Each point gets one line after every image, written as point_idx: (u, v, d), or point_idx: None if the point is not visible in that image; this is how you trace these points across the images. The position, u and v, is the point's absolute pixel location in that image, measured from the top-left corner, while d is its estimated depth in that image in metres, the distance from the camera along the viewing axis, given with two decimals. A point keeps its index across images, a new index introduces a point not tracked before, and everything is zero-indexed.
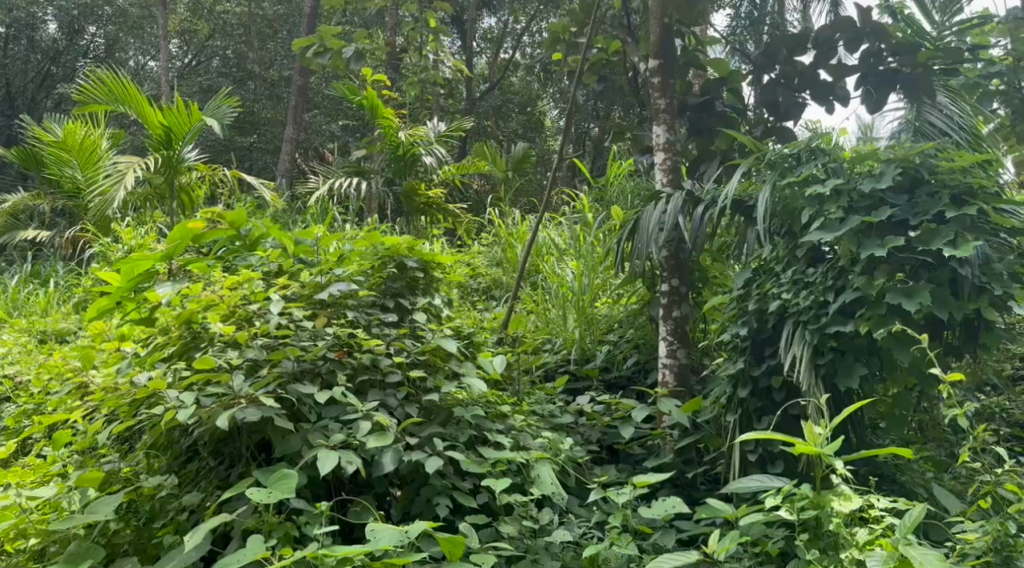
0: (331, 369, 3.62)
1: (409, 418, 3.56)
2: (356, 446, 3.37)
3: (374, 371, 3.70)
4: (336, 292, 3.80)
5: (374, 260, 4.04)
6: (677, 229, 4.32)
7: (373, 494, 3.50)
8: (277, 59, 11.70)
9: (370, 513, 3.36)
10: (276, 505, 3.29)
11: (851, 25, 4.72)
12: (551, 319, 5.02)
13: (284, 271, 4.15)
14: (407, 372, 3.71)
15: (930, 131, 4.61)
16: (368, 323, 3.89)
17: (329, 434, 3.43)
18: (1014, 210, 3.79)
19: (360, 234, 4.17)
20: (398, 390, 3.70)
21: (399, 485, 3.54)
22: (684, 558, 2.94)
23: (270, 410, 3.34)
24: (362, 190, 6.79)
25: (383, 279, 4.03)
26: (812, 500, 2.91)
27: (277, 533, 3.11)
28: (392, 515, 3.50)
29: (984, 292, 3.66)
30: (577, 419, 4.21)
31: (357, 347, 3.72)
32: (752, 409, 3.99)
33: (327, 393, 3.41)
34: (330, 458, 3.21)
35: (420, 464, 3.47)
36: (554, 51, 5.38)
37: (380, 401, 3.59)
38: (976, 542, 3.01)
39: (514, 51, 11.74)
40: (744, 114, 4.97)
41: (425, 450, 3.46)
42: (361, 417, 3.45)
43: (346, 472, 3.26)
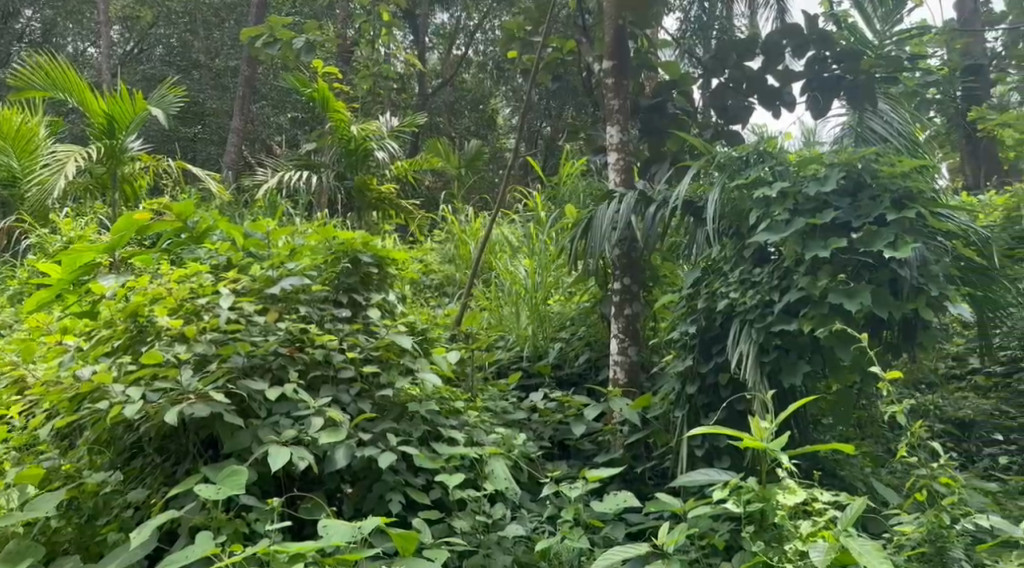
0: (282, 364, 3.60)
1: (361, 414, 3.56)
2: (308, 442, 3.37)
3: (326, 367, 3.67)
4: (288, 287, 3.79)
5: (327, 255, 4.01)
6: (629, 228, 4.38)
7: (324, 491, 3.48)
8: (223, 49, 11.49)
9: (321, 509, 3.35)
10: (226, 502, 3.26)
11: (798, 31, 4.84)
12: (504, 316, 5.03)
13: (234, 264, 4.11)
14: (359, 368, 3.70)
15: (870, 136, 4.67)
16: (321, 319, 3.87)
17: (280, 431, 3.40)
18: (950, 213, 3.89)
19: (312, 229, 4.15)
20: (351, 386, 3.68)
21: (350, 482, 3.52)
22: (634, 550, 2.99)
23: (220, 407, 3.30)
24: (313, 184, 6.72)
25: (336, 274, 3.99)
26: (758, 494, 3.01)
27: (226, 530, 3.09)
28: (342, 512, 3.49)
29: (922, 293, 3.75)
30: (530, 416, 4.24)
31: (309, 342, 3.70)
32: (699, 405, 4.07)
33: (277, 390, 3.39)
34: (281, 455, 3.19)
35: (372, 460, 3.47)
36: (508, 50, 5.40)
37: (333, 397, 3.58)
38: (911, 534, 3.11)
39: (467, 48, 11.59)
40: (694, 116, 5.01)
41: (378, 446, 3.46)
42: (313, 413, 3.44)
43: (297, 468, 3.26)
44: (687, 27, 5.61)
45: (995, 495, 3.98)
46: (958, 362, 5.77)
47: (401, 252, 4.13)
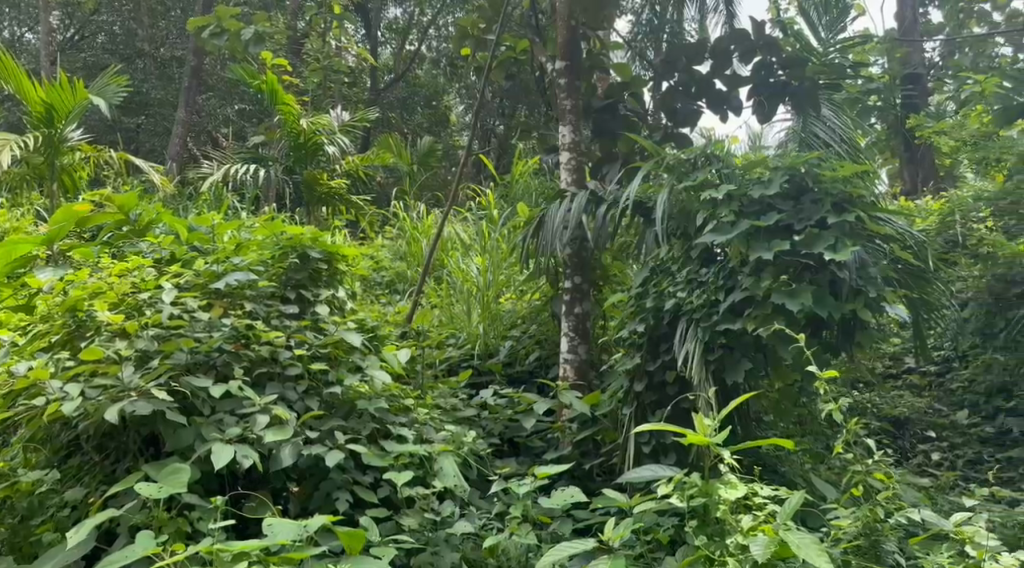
0: (226, 361, 3.56)
1: (308, 411, 3.53)
2: (253, 440, 3.34)
3: (272, 364, 3.64)
4: (233, 282, 3.75)
5: (274, 251, 3.99)
6: (580, 228, 4.42)
7: (269, 489, 3.45)
8: (169, 39, 11.00)
9: (265, 508, 3.33)
10: (168, 500, 3.21)
11: (746, 37, 4.93)
12: (455, 314, 5.02)
13: (177, 258, 4.06)
14: (307, 365, 3.67)
15: (813, 141, 4.81)
16: (267, 315, 3.82)
17: (225, 428, 3.36)
18: (887, 217, 4.00)
19: (259, 224, 4.13)
20: (298, 383, 3.64)
21: (296, 480, 3.51)
22: (579, 546, 3.01)
23: (162, 404, 3.26)
24: (261, 178, 6.60)
25: (284, 270, 3.97)
26: (701, 488, 3.03)
27: (168, 529, 3.05)
28: (288, 510, 3.47)
29: (860, 294, 3.84)
30: (480, 414, 4.25)
31: (255, 339, 3.66)
32: (647, 402, 4.11)
33: (222, 386, 3.35)
34: (225, 453, 3.16)
35: (318, 458, 3.45)
36: (461, 47, 5.40)
37: (279, 394, 3.54)
38: (848, 527, 3.18)
39: (420, 44, 11.45)
40: (644, 118, 5.06)
41: (326, 444, 3.44)
42: (259, 410, 3.40)
43: (241, 466, 3.23)
44: (637, 29, 5.45)
45: (928, 490, 4.10)
46: (893, 362, 6.13)
47: (351, 248, 4.12)
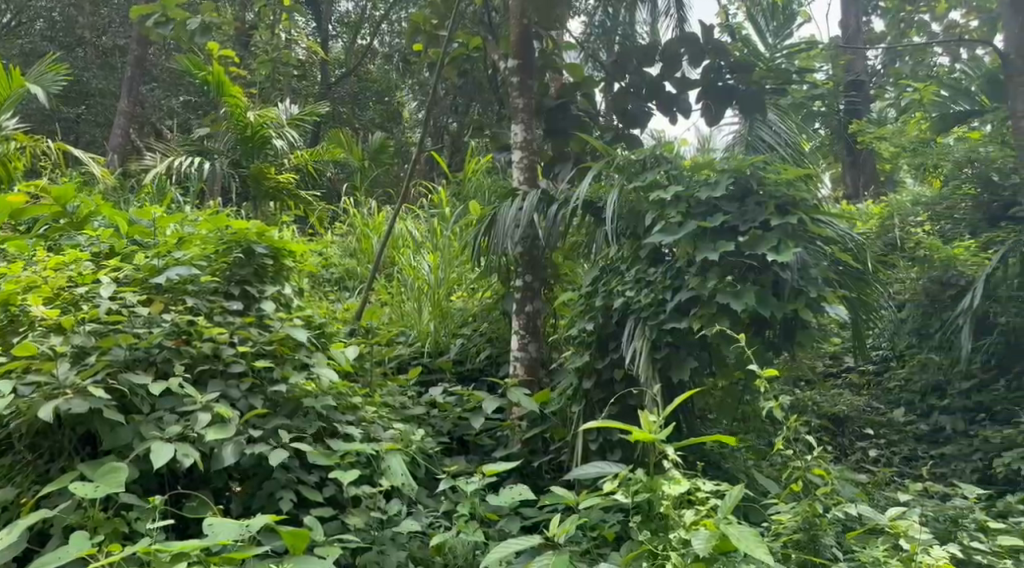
0: (167, 358, 3.50)
1: (251, 409, 3.49)
2: (194, 438, 3.29)
3: (215, 362, 3.59)
4: (174, 277, 3.70)
5: (218, 245, 3.94)
6: (531, 227, 4.44)
7: (211, 489, 3.40)
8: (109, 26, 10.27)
9: (206, 507, 3.28)
10: (104, 501, 3.16)
11: (695, 41, 5.01)
12: (405, 312, 4.99)
13: (116, 252, 4.00)
14: (251, 362, 3.63)
15: (760, 145, 4.90)
16: (209, 311, 3.77)
17: (164, 427, 3.31)
18: (828, 220, 4.08)
19: (203, 218, 4.08)
20: (242, 380, 3.60)
21: (239, 479, 3.47)
22: (524, 542, 3.03)
23: (99, 401, 3.19)
24: (206, 171, 6.46)
25: (227, 264, 3.92)
26: (646, 484, 3.09)
27: (104, 530, 2.99)
28: (230, 510, 3.42)
29: (801, 294, 3.90)
30: (429, 412, 4.25)
31: (197, 336, 3.61)
32: (595, 400, 4.15)
33: (163, 384, 3.31)
34: (165, 452, 3.12)
35: (262, 457, 3.42)
36: (414, 42, 5.36)
37: (222, 392, 3.50)
38: (788, 522, 3.25)
39: (372, 39, 11.25)
40: (596, 118, 5.10)
41: (269, 443, 3.41)
42: (200, 408, 3.36)
43: (182, 465, 3.19)
44: (591, 31, 5.39)
45: (866, 486, 4.18)
46: (833, 361, 6.27)
47: (298, 244, 4.08)
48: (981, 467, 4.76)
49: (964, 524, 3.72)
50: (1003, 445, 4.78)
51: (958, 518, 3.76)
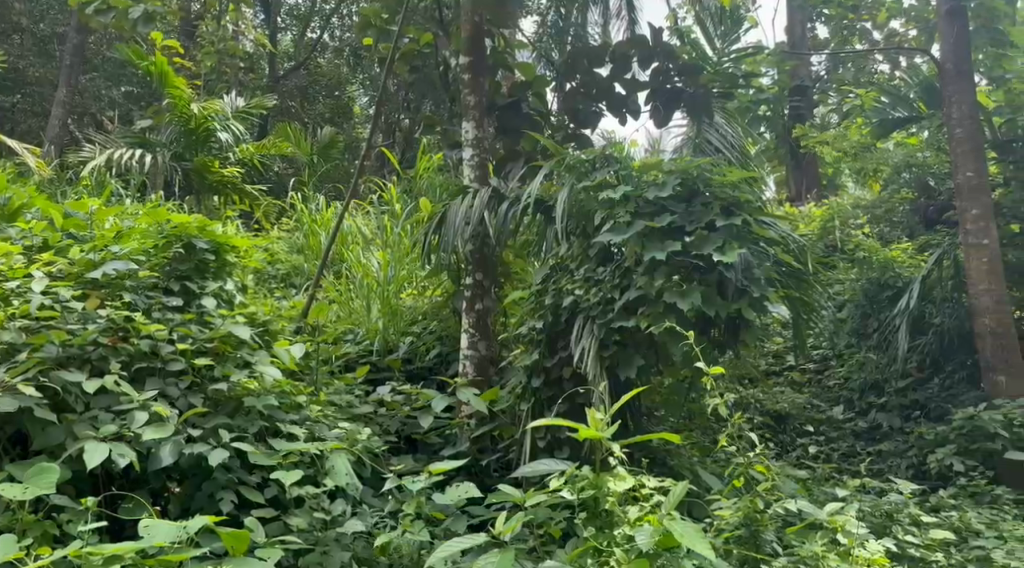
0: (103, 355, 3.44)
1: (191, 408, 3.44)
2: (130, 438, 3.23)
3: (153, 359, 3.54)
4: (111, 272, 3.66)
5: (158, 239, 3.88)
6: (481, 225, 4.46)
7: (149, 489, 3.36)
8: (47, 13, 9.47)
9: (142, 509, 3.24)
10: (36, 502, 3.09)
11: (644, 43, 5.02)
12: (354, 309, 4.95)
13: (50, 245, 3.93)
14: (191, 360, 3.57)
15: (706, 147, 5.11)
16: (148, 307, 3.73)
17: (99, 426, 3.25)
18: (771, 221, 4.15)
19: (143, 211, 4.03)
20: (181, 378, 3.54)
21: (178, 480, 3.42)
22: (469, 541, 3.01)
23: (30, 400, 3.13)
24: (147, 164, 6.31)
25: (167, 260, 3.88)
26: (591, 481, 3.10)
27: (33, 532, 2.93)
28: (168, 511, 3.38)
29: (745, 294, 3.96)
30: (377, 410, 4.23)
31: (134, 332, 3.55)
32: (543, 399, 4.16)
33: (97, 382, 3.24)
34: (99, 451, 3.06)
35: (202, 457, 3.37)
36: (364, 36, 5.31)
37: (160, 391, 3.44)
38: (731, 518, 3.30)
39: (322, 32, 10.90)
40: (548, 118, 5.11)
41: (209, 442, 3.37)
42: (137, 407, 3.30)
43: (117, 465, 3.13)
44: (542, 31, 5.51)
45: (807, 482, 4.26)
46: (776, 360, 6.37)
47: (241, 239, 4.02)
48: (915, 463, 4.88)
49: (899, 518, 3.83)
50: (935, 442, 4.86)
51: (893, 512, 3.86)
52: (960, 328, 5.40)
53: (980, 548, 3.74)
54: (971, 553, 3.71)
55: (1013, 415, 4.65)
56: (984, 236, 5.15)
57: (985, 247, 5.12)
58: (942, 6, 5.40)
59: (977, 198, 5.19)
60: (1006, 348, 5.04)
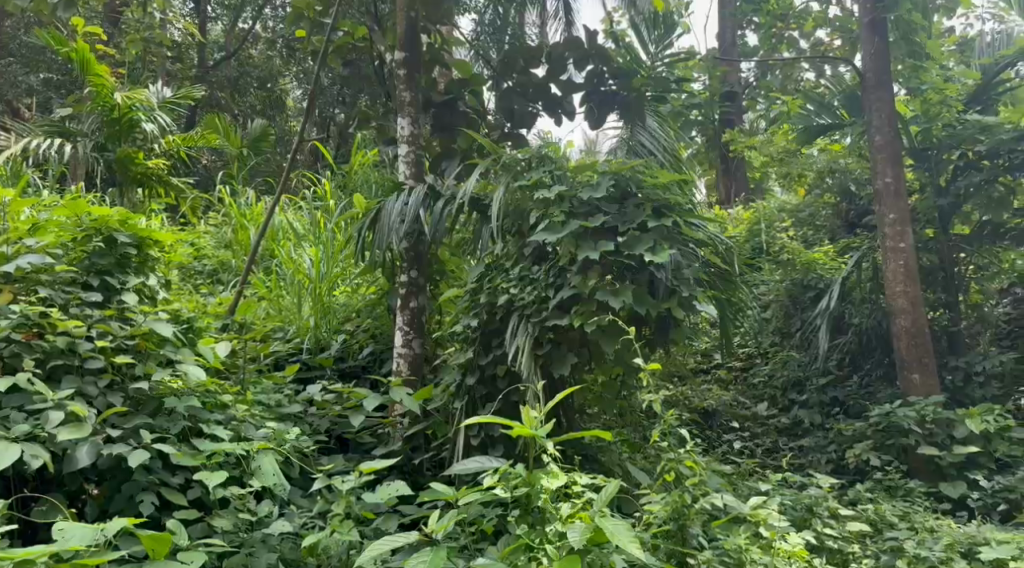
0: (16, 353, 3.40)
1: (110, 408, 3.39)
2: (44, 438, 3.18)
3: (70, 357, 3.47)
4: (25, 266, 3.57)
5: (76, 232, 3.77)
6: (416, 223, 4.46)
7: (64, 492, 3.33)
8: None
9: (57, 512, 3.19)
10: None
11: (580, 45, 5.08)
12: (284, 306, 4.89)
13: None
14: (110, 358, 3.52)
15: (639, 150, 5.04)
16: (65, 302, 3.66)
17: (11, 426, 3.18)
18: (701, 223, 4.23)
19: (61, 202, 3.90)
20: (100, 377, 3.49)
21: (96, 482, 3.38)
22: (400, 540, 3.00)
23: None
24: (66, 154, 6.18)
25: (86, 253, 3.77)
26: (525, 479, 3.11)
27: None
28: (85, 513, 3.33)
29: (674, 293, 4.03)
30: (307, 409, 4.17)
31: (50, 329, 3.50)
32: (477, 396, 4.16)
33: (9, 381, 3.18)
34: (11, 452, 2.99)
35: (121, 458, 3.33)
36: (297, 28, 5.25)
37: (76, 389, 3.38)
38: (659, 512, 3.36)
39: (254, 22, 10.40)
40: (484, 117, 5.13)
41: (129, 443, 3.32)
42: (52, 407, 3.23)
43: (30, 467, 3.06)
44: (482, 29, 5.53)
45: (732, 477, 4.34)
46: (704, 358, 6.50)
47: (165, 234, 3.90)
48: (835, 458, 5.04)
49: (818, 512, 3.93)
50: (853, 437, 5.03)
51: (813, 506, 3.99)
52: (877, 328, 5.61)
53: (893, 539, 3.88)
54: (885, 544, 3.85)
55: (924, 411, 4.81)
56: (901, 240, 5.34)
57: (902, 249, 5.32)
58: (863, 17, 5.60)
59: (895, 204, 5.38)
60: (919, 348, 5.20)
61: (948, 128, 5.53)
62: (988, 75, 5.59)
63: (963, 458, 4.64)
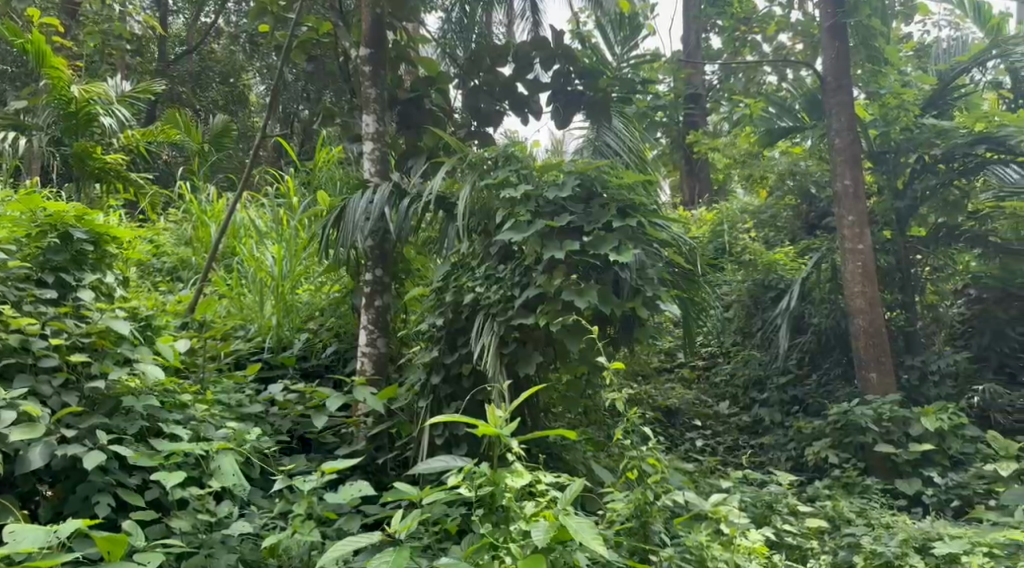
0: None
1: (65, 408, 3.35)
2: None
3: (24, 355, 3.43)
4: None
5: (30, 228, 3.71)
6: (381, 221, 4.45)
7: (17, 494, 3.28)
8: None
9: (9, 514, 3.15)
10: None
11: (546, 45, 5.06)
12: (245, 304, 4.80)
13: None
14: (65, 357, 3.48)
15: (605, 150, 5.20)
16: (18, 300, 3.59)
17: None
18: (665, 223, 4.27)
19: (16, 197, 3.82)
20: (54, 376, 3.45)
21: (50, 483, 3.34)
22: (363, 540, 2.99)
23: None
24: (21, 148, 6.00)
25: (41, 250, 3.70)
26: (489, 478, 3.11)
27: None
28: (39, 515, 3.30)
29: (638, 293, 4.06)
30: (268, 409, 4.14)
31: (2, 326, 3.44)
32: (442, 395, 4.16)
33: None
34: None
35: (76, 459, 3.30)
36: (260, 23, 5.20)
37: (30, 389, 3.34)
38: (621, 510, 3.39)
39: (217, 17, 10.27)
40: (451, 115, 5.11)
41: (84, 443, 3.28)
42: (5, 406, 3.19)
43: None
44: (448, 27, 5.43)
45: (694, 474, 4.39)
46: (666, 357, 6.55)
47: (123, 231, 3.85)
48: (794, 456, 5.12)
49: (778, 508, 4.03)
50: (813, 435, 5.11)
51: (772, 503, 4.05)
52: (835, 328, 5.71)
53: (850, 535, 3.94)
54: (843, 540, 3.93)
55: (881, 410, 4.90)
56: (860, 241, 5.42)
57: (861, 251, 5.40)
58: (824, 21, 5.68)
59: (855, 206, 5.46)
60: (877, 348, 5.28)
61: (906, 132, 5.60)
62: (946, 79, 5.71)
63: (919, 455, 4.73)
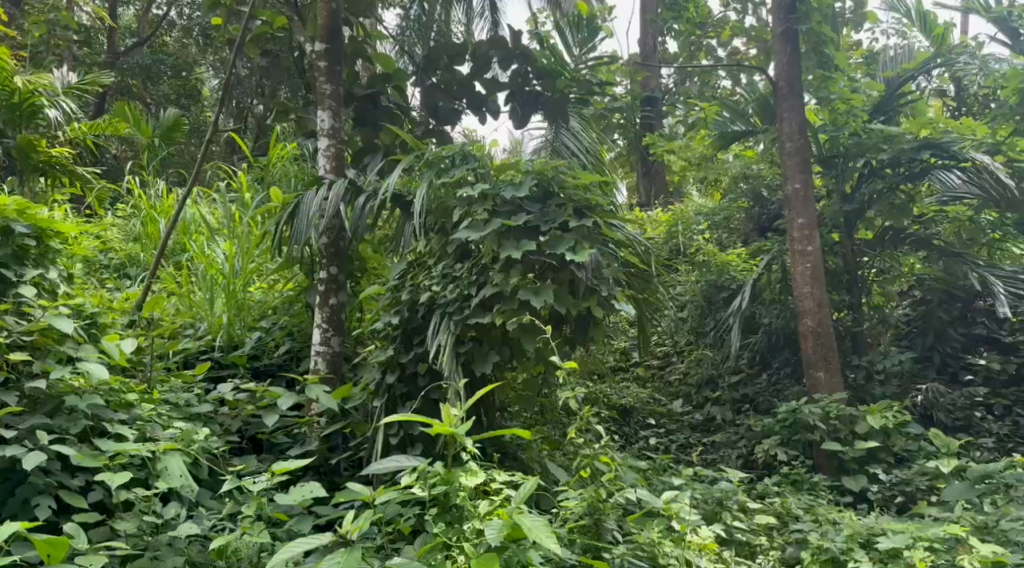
0: None
1: (4, 408, 3.29)
2: None
3: None
4: None
5: None
6: (336, 218, 4.42)
7: None
8: None
9: None
10: None
11: (504, 45, 5.09)
12: (195, 303, 4.74)
13: None
14: (5, 355, 3.42)
15: (563, 151, 5.04)
16: None
17: None
18: (621, 223, 4.30)
19: None
20: None
21: None
22: (315, 541, 2.96)
23: None
24: None
25: None
26: (443, 477, 3.12)
27: None
28: None
29: (594, 292, 4.08)
30: (217, 409, 4.09)
31: None
32: (398, 394, 4.14)
33: None
34: None
35: (17, 460, 3.26)
36: (213, 17, 5.13)
37: None
38: (575, 508, 3.41)
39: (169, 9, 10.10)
40: (408, 113, 5.09)
41: (25, 444, 3.22)
42: None
43: None
44: (405, 24, 5.49)
45: (647, 471, 4.42)
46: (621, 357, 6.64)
47: (67, 225, 3.79)
48: (745, 453, 5.21)
49: (728, 505, 4.08)
50: (762, 433, 5.21)
51: (724, 499, 4.10)
52: (785, 328, 5.81)
53: (798, 531, 4.01)
54: (790, 535, 4.01)
55: (829, 409, 4.99)
56: (809, 243, 5.51)
57: (810, 252, 5.49)
58: (777, 27, 5.74)
59: (805, 208, 5.54)
60: (825, 349, 5.37)
61: (854, 136, 5.66)
62: (892, 85, 5.79)
63: (865, 452, 4.82)
